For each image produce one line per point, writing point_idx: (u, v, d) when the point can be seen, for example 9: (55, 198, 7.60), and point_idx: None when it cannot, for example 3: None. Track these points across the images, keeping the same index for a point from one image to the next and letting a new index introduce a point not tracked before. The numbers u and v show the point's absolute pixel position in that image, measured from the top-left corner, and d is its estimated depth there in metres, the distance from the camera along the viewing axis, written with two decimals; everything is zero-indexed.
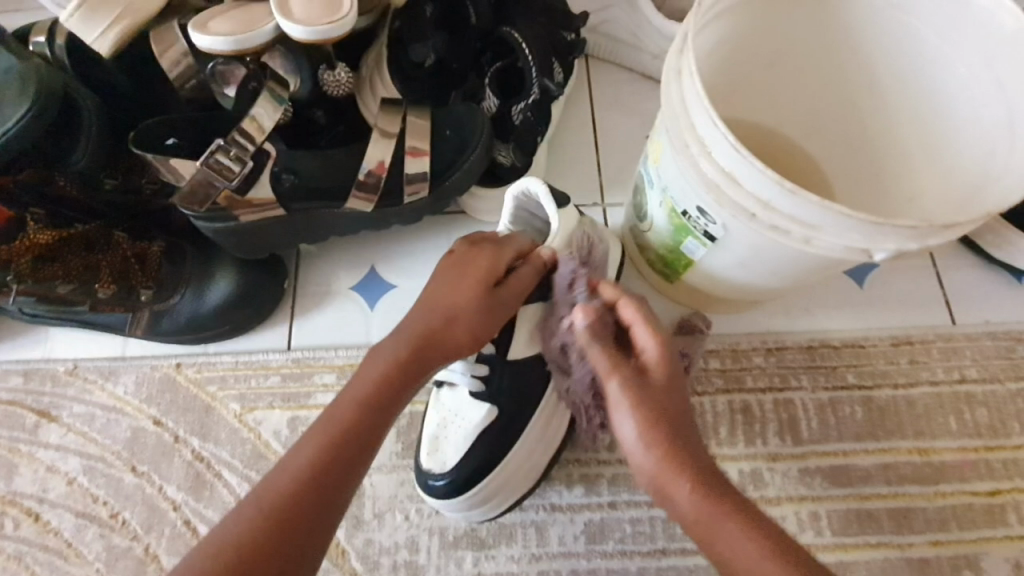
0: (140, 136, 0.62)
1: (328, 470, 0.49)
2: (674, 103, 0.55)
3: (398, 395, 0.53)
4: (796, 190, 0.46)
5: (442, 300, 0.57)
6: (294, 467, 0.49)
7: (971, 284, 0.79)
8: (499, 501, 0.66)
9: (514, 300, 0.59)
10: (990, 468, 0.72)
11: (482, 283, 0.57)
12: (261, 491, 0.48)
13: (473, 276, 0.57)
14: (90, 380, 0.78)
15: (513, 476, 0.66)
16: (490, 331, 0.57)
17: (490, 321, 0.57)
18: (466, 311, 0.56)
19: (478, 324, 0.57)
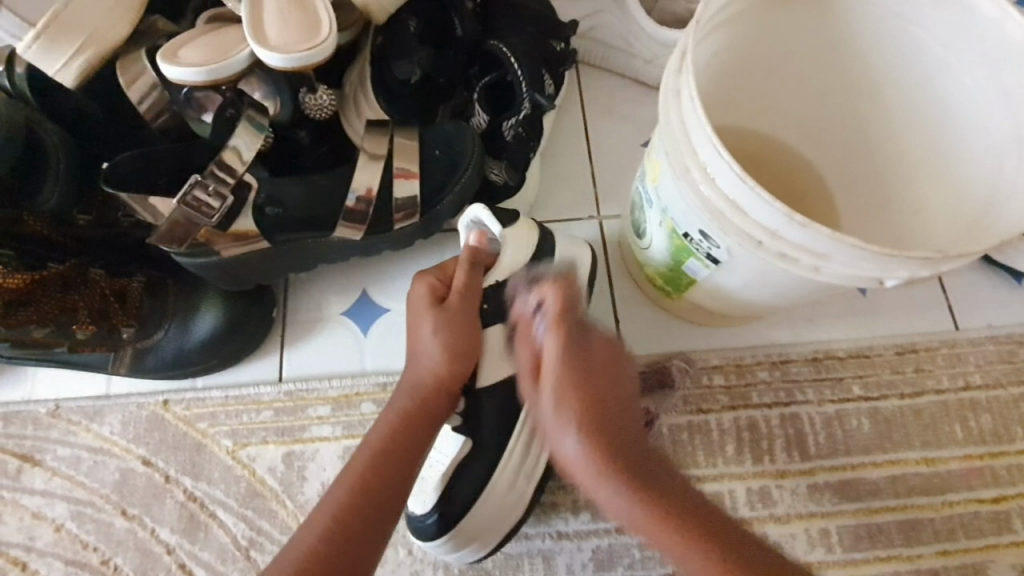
0: (113, 175, 0.59)
1: (357, 509, 0.52)
2: (673, 124, 0.52)
3: (406, 442, 0.55)
4: (807, 222, 0.45)
5: (412, 338, 0.59)
6: (322, 517, 0.51)
7: (973, 288, 0.77)
8: (486, 537, 0.64)
9: (469, 310, 0.59)
10: (996, 475, 0.71)
11: (432, 303, 0.59)
12: (294, 545, 0.50)
13: (423, 301, 0.60)
14: (73, 421, 0.75)
15: (502, 506, 0.64)
16: (471, 338, 0.59)
17: (462, 335, 0.58)
18: (434, 333, 0.58)
19: (447, 341, 0.58)
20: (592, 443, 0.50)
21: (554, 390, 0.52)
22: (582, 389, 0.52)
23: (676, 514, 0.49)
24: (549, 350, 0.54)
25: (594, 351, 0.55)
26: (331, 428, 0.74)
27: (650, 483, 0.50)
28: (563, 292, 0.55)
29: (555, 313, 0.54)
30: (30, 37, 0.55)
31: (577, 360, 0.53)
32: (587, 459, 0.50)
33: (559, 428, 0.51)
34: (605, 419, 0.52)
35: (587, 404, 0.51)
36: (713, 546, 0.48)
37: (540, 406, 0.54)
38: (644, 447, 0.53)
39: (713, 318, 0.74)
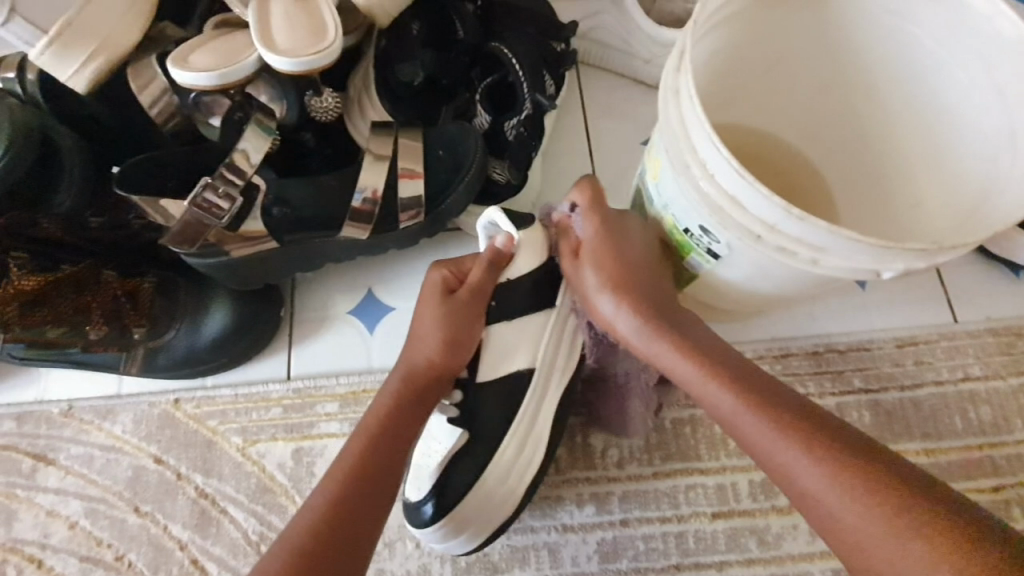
0: (126, 177, 0.60)
1: (360, 488, 0.54)
2: (672, 122, 0.54)
3: (405, 426, 0.58)
4: (804, 215, 0.46)
5: (417, 329, 0.63)
6: (326, 496, 0.53)
7: (971, 281, 0.78)
8: (476, 527, 0.64)
9: (476, 306, 0.64)
10: (995, 466, 0.72)
11: (442, 297, 0.63)
12: (298, 525, 0.52)
13: (433, 296, 0.63)
14: (86, 420, 0.76)
15: (492, 499, 0.64)
16: (474, 335, 0.63)
17: (461, 323, 0.63)
18: (442, 326, 0.62)
19: (453, 333, 0.62)
20: (625, 299, 0.60)
21: (593, 261, 0.62)
22: (618, 263, 0.61)
23: (693, 349, 0.57)
24: (587, 236, 0.63)
25: (624, 227, 0.63)
26: (339, 424, 0.75)
27: (672, 325, 0.59)
28: (592, 189, 0.64)
29: (592, 215, 0.63)
30: (43, 43, 0.56)
31: (608, 237, 0.62)
32: (625, 317, 0.59)
33: (594, 283, 0.61)
34: (633, 273, 0.60)
35: (619, 264, 0.61)
36: (729, 377, 0.54)
37: (579, 278, 0.63)
38: (665, 297, 0.61)
39: (714, 313, 0.75)
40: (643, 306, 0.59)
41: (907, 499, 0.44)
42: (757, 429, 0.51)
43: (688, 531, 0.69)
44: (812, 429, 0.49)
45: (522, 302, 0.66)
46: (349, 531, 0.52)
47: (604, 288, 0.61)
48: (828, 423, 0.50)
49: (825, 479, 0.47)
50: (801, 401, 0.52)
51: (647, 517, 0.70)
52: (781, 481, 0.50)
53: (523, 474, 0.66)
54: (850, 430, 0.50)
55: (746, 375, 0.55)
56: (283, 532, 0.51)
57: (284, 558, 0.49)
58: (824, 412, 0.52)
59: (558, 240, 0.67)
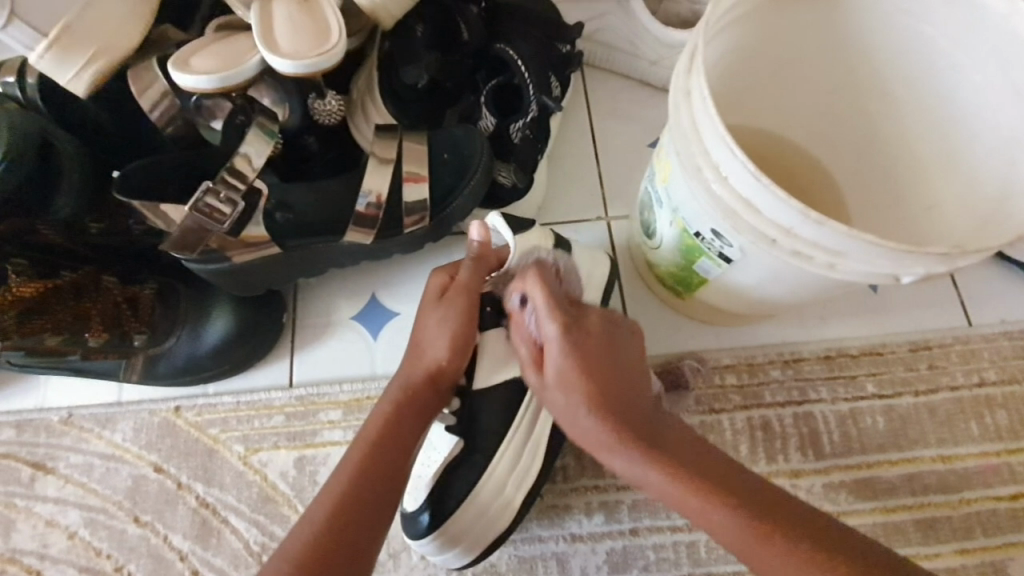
0: (124, 182, 0.59)
1: (357, 502, 0.52)
2: (684, 124, 0.52)
3: (402, 434, 0.56)
4: (822, 219, 0.44)
5: (413, 333, 0.60)
6: (321, 510, 0.52)
7: (985, 284, 0.77)
8: (471, 541, 0.63)
9: (473, 304, 0.60)
10: (1013, 473, 0.70)
11: (436, 298, 0.60)
12: (295, 540, 0.50)
13: (429, 297, 0.60)
14: (86, 429, 0.75)
15: (486, 513, 0.63)
16: (473, 335, 0.60)
17: (457, 326, 0.59)
18: (437, 329, 0.59)
19: (450, 335, 0.59)
20: (590, 398, 0.51)
21: (560, 383, 0.52)
22: (587, 374, 0.51)
23: (680, 469, 0.48)
24: (548, 344, 0.53)
25: (586, 323, 0.54)
26: (343, 432, 0.74)
27: (653, 434, 0.50)
28: (547, 290, 0.54)
29: (551, 313, 0.53)
30: (42, 47, 0.55)
31: (578, 357, 0.52)
32: (598, 435, 0.50)
33: (566, 399, 0.52)
34: (604, 372, 0.51)
35: (597, 380, 0.51)
36: (716, 488, 0.48)
37: (550, 396, 0.54)
38: (637, 387, 0.53)
39: (724, 317, 0.74)
40: (621, 421, 0.50)
41: None
42: (747, 547, 0.45)
43: (699, 541, 0.68)
44: (819, 546, 0.44)
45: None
46: (347, 545, 0.50)
47: (576, 396, 0.51)
48: (826, 530, 0.45)
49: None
50: (785, 497, 0.48)
51: (657, 526, 0.68)
52: None
53: (525, 483, 0.65)
54: (852, 534, 0.45)
55: (722, 476, 0.48)
56: (279, 547, 0.50)
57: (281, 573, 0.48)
58: (821, 516, 0.46)
59: (517, 339, 0.58)
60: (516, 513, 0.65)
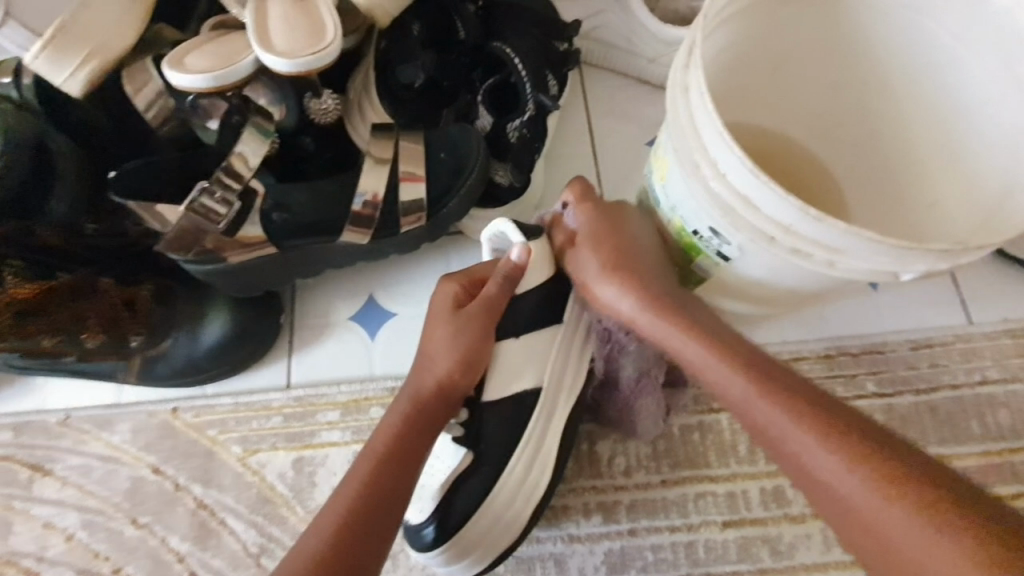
0: (120, 184, 0.59)
1: (365, 514, 0.52)
2: (681, 121, 0.52)
3: (411, 447, 0.56)
4: (821, 216, 0.44)
5: (426, 345, 0.61)
6: (328, 521, 0.52)
7: (986, 282, 0.76)
8: (483, 550, 0.62)
9: (489, 320, 0.60)
10: (1015, 472, 0.70)
11: (451, 312, 0.61)
12: (302, 550, 0.50)
13: (444, 310, 0.61)
14: (83, 430, 0.75)
15: (498, 521, 0.62)
16: (485, 352, 0.61)
17: (470, 341, 0.60)
18: (450, 344, 0.59)
19: (463, 350, 0.59)
20: (617, 274, 0.59)
21: (591, 243, 0.61)
22: (615, 253, 0.60)
23: (703, 330, 0.55)
24: (581, 227, 0.62)
25: (616, 216, 0.63)
26: (341, 433, 0.73)
27: (678, 304, 0.57)
28: (583, 186, 0.64)
29: (585, 204, 0.63)
30: (37, 47, 0.55)
31: (607, 239, 0.61)
32: (629, 310, 0.58)
33: (596, 278, 0.60)
34: (630, 258, 0.60)
35: (623, 261, 0.60)
36: (741, 356, 0.52)
37: (579, 275, 0.62)
38: (662, 272, 0.60)
39: (724, 316, 0.73)
40: (648, 294, 0.58)
41: (907, 478, 0.43)
42: (771, 414, 0.48)
43: (698, 541, 0.68)
44: (834, 423, 0.46)
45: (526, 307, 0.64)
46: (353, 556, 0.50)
47: (605, 279, 0.59)
48: (842, 411, 0.48)
49: (851, 474, 0.44)
50: (811, 385, 0.50)
51: (656, 527, 0.68)
52: (787, 466, 0.48)
53: (530, 488, 0.63)
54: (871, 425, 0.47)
55: (745, 353, 0.53)
56: (287, 557, 0.50)
57: None
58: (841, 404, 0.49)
59: (552, 231, 0.65)
60: (527, 520, 0.64)
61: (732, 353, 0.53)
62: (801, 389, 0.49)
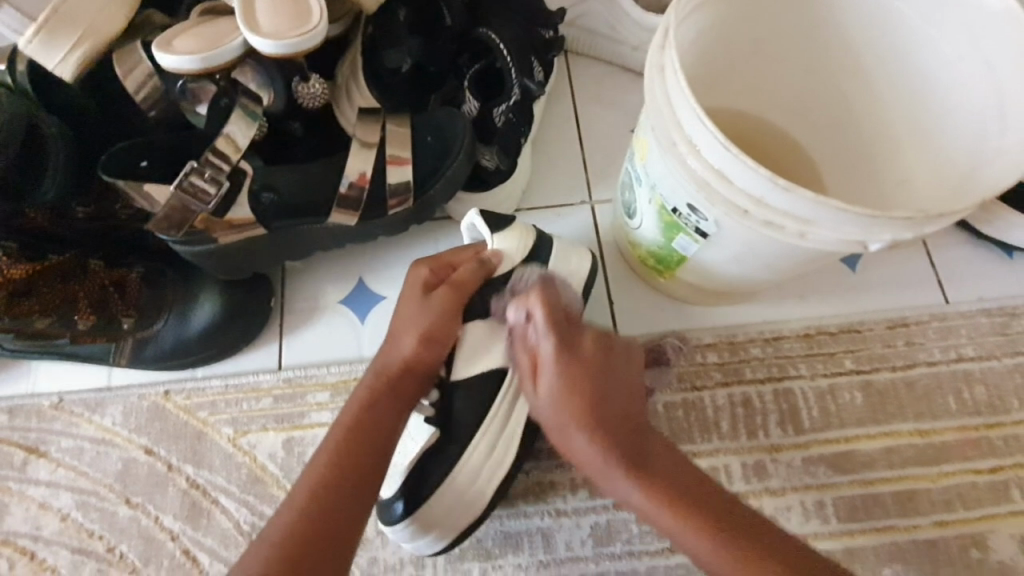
0: (108, 164, 0.60)
1: (337, 485, 0.53)
2: (658, 99, 0.53)
3: (380, 418, 0.57)
4: (791, 186, 0.45)
5: (395, 324, 0.62)
6: (299, 496, 0.53)
7: (962, 262, 0.78)
8: (443, 528, 0.64)
9: (458, 301, 0.63)
10: (992, 446, 0.71)
11: (419, 293, 0.63)
12: (275, 525, 0.51)
13: (412, 292, 0.63)
14: (76, 413, 0.76)
15: (458, 500, 0.63)
16: (454, 329, 0.62)
17: (438, 319, 0.61)
18: (418, 321, 0.61)
19: (432, 329, 0.61)
20: (586, 416, 0.53)
21: (554, 391, 0.54)
22: (581, 393, 0.53)
23: (671, 489, 0.51)
24: (547, 355, 0.55)
25: (581, 343, 0.56)
26: (331, 413, 0.75)
27: (663, 477, 0.52)
28: (547, 307, 0.57)
29: (553, 341, 0.55)
30: (30, 32, 0.56)
31: (583, 404, 0.53)
32: (591, 453, 0.52)
33: (559, 414, 0.54)
34: (600, 396, 0.53)
35: (591, 405, 0.53)
36: (721, 534, 0.50)
37: (539, 409, 0.56)
38: (636, 419, 0.55)
39: (706, 296, 0.75)
40: (611, 437, 0.53)
41: None
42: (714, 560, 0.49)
43: None
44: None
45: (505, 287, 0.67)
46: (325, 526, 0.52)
47: (569, 405, 0.53)
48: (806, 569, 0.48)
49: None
50: (747, 514, 0.52)
51: None
52: None
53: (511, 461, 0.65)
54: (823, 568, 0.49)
55: (703, 506, 0.51)
56: (261, 533, 0.52)
57: (264, 555, 0.50)
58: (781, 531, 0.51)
59: (519, 351, 0.59)
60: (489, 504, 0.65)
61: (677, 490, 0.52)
62: (741, 534, 0.50)
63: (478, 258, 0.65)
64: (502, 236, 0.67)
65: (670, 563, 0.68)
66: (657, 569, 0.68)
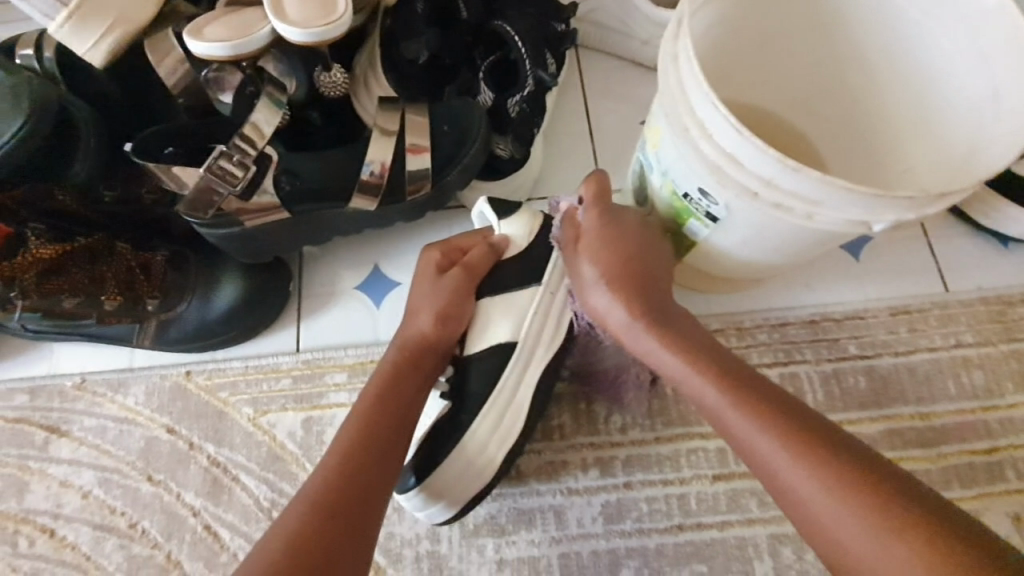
0: (139, 147, 0.62)
1: (367, 445, 0.58)
2: (671, 87, 0.56)
3: (403, 387, 0.62)
4: (799, 167, 0.48)
5: (411, 304, 0.68)
6: (332, 456, 0.57)
7: (961, 252, 0.81)
8: (451, 497, 0.65)
9: (467, 282, 0.68)
10: (989, 428, 0.74)
11: (433, 274, 0.68)
12: (310, 485, 0.55)
13: (426, 273, 0.69)
14: (98, 393, 0.78)
15: (467, 468, 0.65)
16: (465, 307, 0.67)
17: (450, 298, 0.67)
18: (431, 300, 0.67)
19: (444, 307, 0.66)
20: (613, 278, 0.61)
21: (591, 252, 0.63)
22: (612, 256, 0.62)
23: (688, 347, 0.57)
24: (590, 226, 0.64)
25: (621, 220, 0.64)
26: (348, 394, 0.77)
27: (684, 337, 0.58)
28: (594, 184, 0.65)
29: (595, 214, 0.64)
30: (61, 16, 0.58)
31: (617, 265, 0.61)
32: (615, 309, 0.60)
33: (591, 273, 0.62)
34: (631, 265, 0.61)
35: (620, 267, 0.61)
36: (733, 389, 0.54)
37: (575, 268, 0.64)
38: (661, 291, 0.62)
39: (713, 283, 0.77)
40: (637, 298, 0.60)
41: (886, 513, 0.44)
42: (737, 418, 0.52)
43: (690, 493, 0.71)
44: (810, 445, 0.49)
45: (519, 271, 0.69)
46: (359, 481, 0.55)
47: (599, 269, 0.61)
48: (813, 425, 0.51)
49: (795, 457, 0.49)
50: (771, 387, 0.54)
51: (650, 480, 0.72)
52: (754, 465, 0.52)
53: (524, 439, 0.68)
54: (841, 437, 0.50)
55: (723, 369, 0.55)
56: (297, 493, 0.55)
57: (302, 509, 0.53)
58: (793, 402, 0.53)
59: (563, 227, 0.67)
60: (496, 472, 0.67)
61: (698, 355, 0.57)
62: (765, 396, 0.53)
63: (487, 241, 0.70)
64: (509, 221, 0.70)
65: (679, 540, 0.70)
66: (666, 545, 0.70)
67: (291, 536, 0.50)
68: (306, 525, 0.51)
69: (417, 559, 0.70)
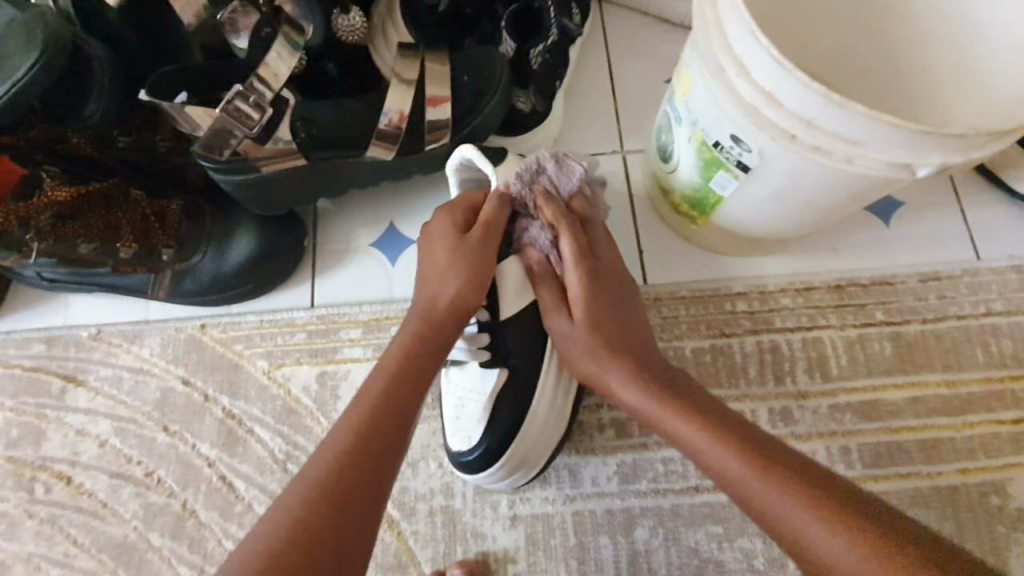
0: (155, 86, 0.62)
1: (375, 424, 0.53)
2: (708, 23, 0.53)
3: (417, 361, 0.57)
4: (844, 101, 0.45)
5: (424, 273, 0.62)
6: (341, 433, 0.53)
7: (995, 219, 0.77)
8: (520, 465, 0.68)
9: (491, 242, 0.61)
10: (1016, 398, 0.72)
11: (451, 237, 0.61)
12: (317, 461, 0.51)
13: (444, 235, 0.62)
14: (114, 343, 0.78)
15: (540, 435, 0.67)
16: (488, 271, 0.61)
17: (469, 261, 0.60)
18: (447, 268, 0.60)
19: (465, 272, 0.60)
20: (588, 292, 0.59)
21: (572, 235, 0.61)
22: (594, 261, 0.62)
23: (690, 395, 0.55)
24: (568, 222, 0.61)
25: (596, 260, 0.62)
26: (363, 349, 0.76)
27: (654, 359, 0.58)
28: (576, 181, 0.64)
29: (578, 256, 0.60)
30: None
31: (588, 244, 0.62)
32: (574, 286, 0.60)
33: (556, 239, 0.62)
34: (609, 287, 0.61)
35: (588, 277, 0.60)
36: (752, 450, 0.50)
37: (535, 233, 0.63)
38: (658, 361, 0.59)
39: (741, 247, 0.74)
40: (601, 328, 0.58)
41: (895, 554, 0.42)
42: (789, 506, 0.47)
43: None
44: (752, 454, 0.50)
45: None
46: (369, 460, 0.51)
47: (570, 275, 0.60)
48: (886, 524, 0.44)
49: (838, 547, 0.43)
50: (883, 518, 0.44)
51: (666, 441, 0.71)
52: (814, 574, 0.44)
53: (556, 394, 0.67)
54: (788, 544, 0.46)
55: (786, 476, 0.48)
56: (303, 469, 0.51)
57: (305, 492, 0.49)
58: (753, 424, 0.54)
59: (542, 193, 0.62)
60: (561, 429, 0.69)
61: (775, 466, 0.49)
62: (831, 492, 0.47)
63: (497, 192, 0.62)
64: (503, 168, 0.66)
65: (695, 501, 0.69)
66: (682, 506, 0.69)
67: (292, 519, 0.47)
68: (310, 509, 0.48)
69: (431, 513, 0.70)
